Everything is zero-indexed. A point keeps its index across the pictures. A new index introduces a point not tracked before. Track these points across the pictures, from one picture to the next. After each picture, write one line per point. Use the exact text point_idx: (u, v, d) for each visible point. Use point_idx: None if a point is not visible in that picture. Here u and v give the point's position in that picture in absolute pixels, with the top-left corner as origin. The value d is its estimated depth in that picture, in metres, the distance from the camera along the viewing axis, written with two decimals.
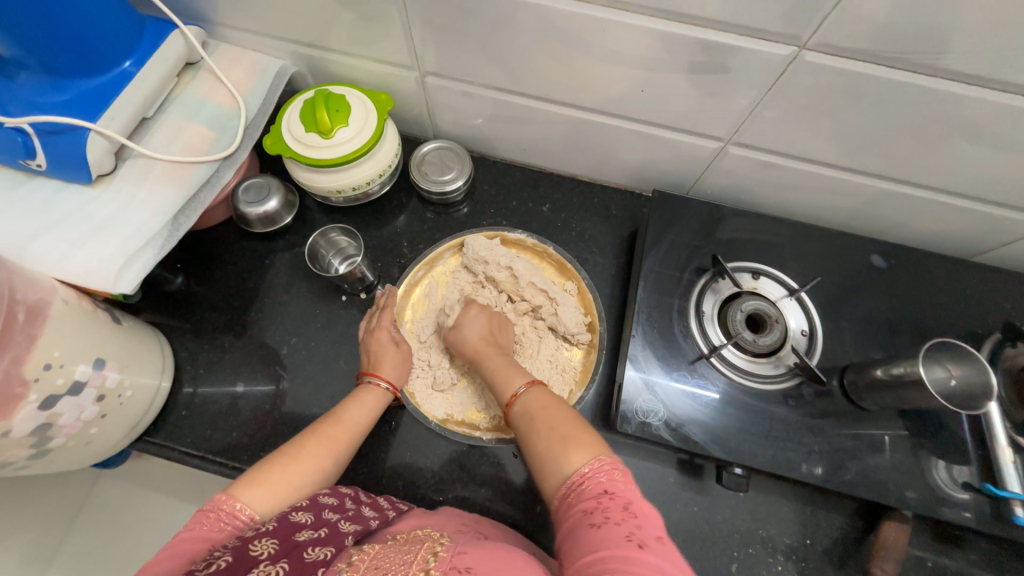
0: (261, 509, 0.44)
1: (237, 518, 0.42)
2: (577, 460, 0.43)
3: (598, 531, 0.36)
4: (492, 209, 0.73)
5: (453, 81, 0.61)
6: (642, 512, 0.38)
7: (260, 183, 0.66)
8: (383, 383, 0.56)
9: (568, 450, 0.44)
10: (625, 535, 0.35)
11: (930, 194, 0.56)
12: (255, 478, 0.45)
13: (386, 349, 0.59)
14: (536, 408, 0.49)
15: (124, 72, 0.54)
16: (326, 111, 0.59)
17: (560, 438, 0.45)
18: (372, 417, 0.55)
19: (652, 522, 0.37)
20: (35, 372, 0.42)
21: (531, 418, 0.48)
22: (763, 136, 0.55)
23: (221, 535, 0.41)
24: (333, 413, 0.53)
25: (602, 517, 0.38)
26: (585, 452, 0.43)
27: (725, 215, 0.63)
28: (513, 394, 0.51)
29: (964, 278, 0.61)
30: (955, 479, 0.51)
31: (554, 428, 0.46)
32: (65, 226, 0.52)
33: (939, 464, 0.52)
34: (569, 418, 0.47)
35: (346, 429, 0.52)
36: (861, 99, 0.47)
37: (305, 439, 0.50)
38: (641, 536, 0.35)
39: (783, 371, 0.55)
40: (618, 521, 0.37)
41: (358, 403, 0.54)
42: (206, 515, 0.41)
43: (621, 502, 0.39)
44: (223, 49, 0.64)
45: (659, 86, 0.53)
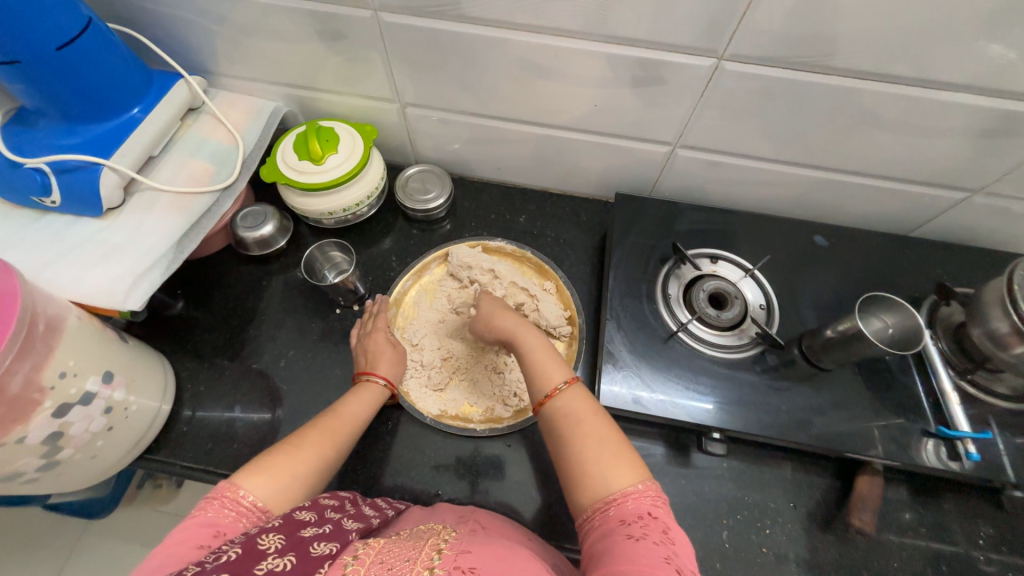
0: (265, 494, 0.46)
1: (240, 503, 0.44)
2: (622, 478, 0.45)
3: (638, 545, 0.39)
4: (473, 223, 0.79)
5: (430, 110, 0.69)
6: (678, 541, 0.40)
7: (257, 211, 0.71)
8: (379, 380, 0.60)
9: (614, 467, 0.46)
10: (663, 556, 0.38)
11: (854, 178, 0.65)
12: (258, 467, 0.47)
13: (381, 350, 0.62)
14: (577, 414, 0.50)
15: (133, 117, 0.60)
16: (318, 141, 0.66)
17: (605, 453, 0.47)
18: (371, 412, 0.58)
19: (684, 552, 0.40)
20: (51, 380, 0.45)
21: (572, 423, 0.50)
22: (704, 137, 0.63)
23: (226, 520, 0.42)
24: (333, 408, 0.56)
25: (641, 532, 0.40)
26: (630, 473, 0.46)
27: (682, 210, 0.70)
28: (553, 387, 0.52)
29: (897, 251, 0.68)
30: (941, 456, 0.55)
31: (599, 441, 0.48)
32: (76, 253, 0.56)
33: (928, 449, 0.55)
34: (613, 434, 0.49)
35: (345, 423, 0.55)
36: (778, 99, 0.56)
37: (306, 433, 0.53)
38: (676, 562, 0.38)
39: (747, 341, 0.60)
40: (658, 541, 0.40)
41: (359, 398, 0.58)
42: (210, 501, 0.43)
43: (661, 526, 0.41)
44: (222, 95, 0.71)
45: (610, 100, 0.61)
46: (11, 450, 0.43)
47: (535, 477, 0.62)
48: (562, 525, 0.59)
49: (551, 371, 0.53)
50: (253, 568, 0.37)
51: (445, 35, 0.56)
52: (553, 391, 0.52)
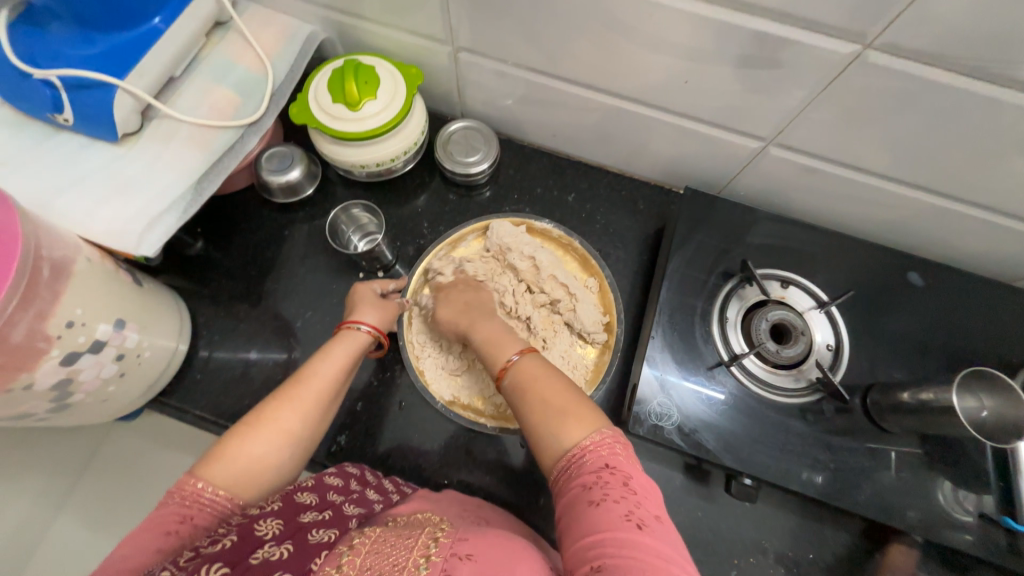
0: (226, 482, 0.43)
1: (200, 497, 0.42)
2: (575, 433, 0.40)
3: (597, 510, 0.35)
4: (515, 195, 0.71)
5: (487, 60, 0.59)
6: (641, 489, 0.37)
7: (284, 152, 0.65)
8: (361, 326, 0.55)
9: (563, 425, 0.41)
10: (625, 516, 0.35)
11: (981, 213, 0.53)
12: (214, 453, 0.44)
13: None
14: (528, 384, 0.45)
15: (153, 28, 0.52)
16: (355, 82, 0.57)
17: (552, 412, 0.42)
18: (341, 371, 0.52)
19: (649, 498, 0.37)
20: (58, 329, 0.42)
21: (523, 392, 0.44)
22: (808, 139, 0.52)
23: (191, 514, 0.41)
24: (298, 371, 0.51)
25: (602, 494, 0.36)
26: (585, 426, 0.41)
27: (758, 219, 0.61)
28: (503, 365, 0.48)
29: (1004, 304, 0.58)
30: (960, 502, 0.51)
31: (545, 400, 0.43)
32: (89, 182, 0.52)
33: (945, 486, 0.51)
34: (567, 392, 0.43)
35: (309, 385, 0.49)
36: (921, 108, 0.44)
37: (266, 404, 0.48)
38: (639, 516, 0.35)
39: (804, 385, 0.54)
40: (618, 498, 0.36)
41: (325, 358, 0.51)
42: (172, 496, 0.42)
43: (621, 477, 0.37)
44: (253, 11, 0.62)
45: (704, 77, 0.50)
46: (18, 396, 0.42)
47: (544, 481, 0.59)
48: (566, 535, 0.57)
49: (506, 347, 0.50)
50: (247, 558, 0.36)
51: None
52: (503, 366, 0.48)
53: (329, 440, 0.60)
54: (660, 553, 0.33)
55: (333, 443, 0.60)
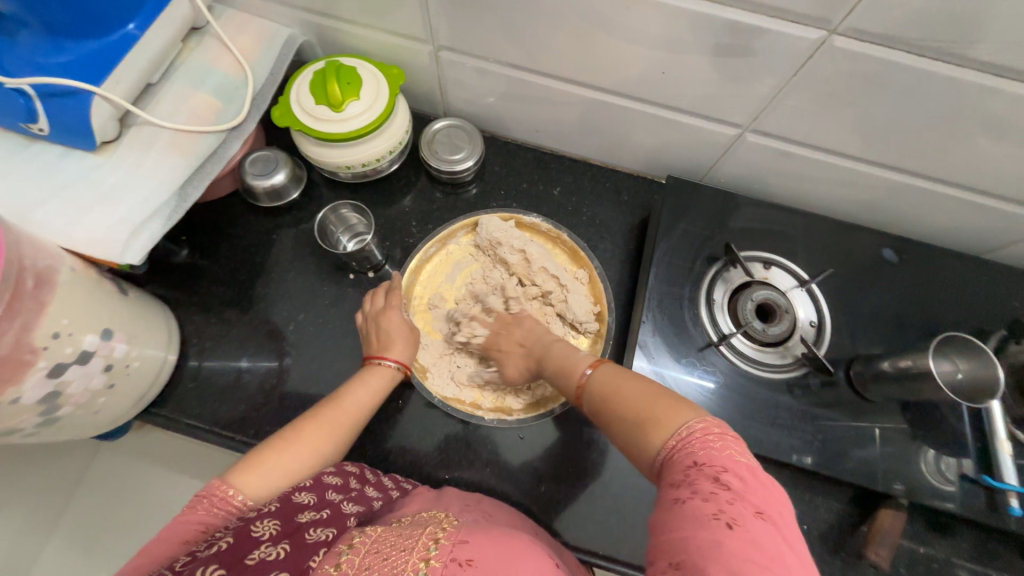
0: (258, 492, 0.44)
1: (229, 503, 0.43)
2: (662, 436, 0.38)
3: (684, 509, 0.32)
4: (502, 191, 0.72)
5: (468, 57, 0.60)
6: (739, 484, 0.33)
7: (268, 156, 0.65)
8: (390, 363, 0.56)
9: (650, 430, 0.39)
10: (715, 516, 0.31)
11: (946, 188, 0.56)
12: (250, 462, 0.46)
13: (399, 332, 0.58)
14: (613, 390, 0.45)
15: (128, 34, 0.52)
16: (338, 83, 0.57)
17: (641, 417, 0.40)
18: (375, 401, 0.54)
19: (755, 494, 0.32)
20: (44, 340, 0.41)
21: (605, 402, 0.44)
22: (782, 124, 0.54)
23: (216, 519, 0.41)
24: (336, 395, 0.53)
25: (689, 491, 0.33)
26: (667, 425, 0.38)
27: (739, 204, 0.63)
28: (579, 379, 0.48)
29: (972, 275, 0.61)
30: (944, 472, 0.53)
31: (630, 406, 0.42)
32: (69, 192, 0.51)
33: (929, 454, 0.53)
34: (647, 389, 0.42)
35: (345, 411, 0.52)
36: (885, 89, 0.46)
37: (301, 422, 0.50)
38: (733, 515, 0.31)
39: (790, 361, 0.56)
40: (708, 498, 0.32)
41: (363, 385, 0.54)
42: (201, 500, 0.42)
43: (713, 472, 0.34)
44: (230, 15, 0.62)
45: (680, 68, 0.51)
46: (5, 410, 0.41)
47: (544, 471, 0.60)
48: (568, 521, 0.58)
49: (574, 365, 0.50)
50: (243, 559, 0.36)
51: None
52: (580, 383, 0.48)
53: None
54: (753, 554, 0.30)
55: None
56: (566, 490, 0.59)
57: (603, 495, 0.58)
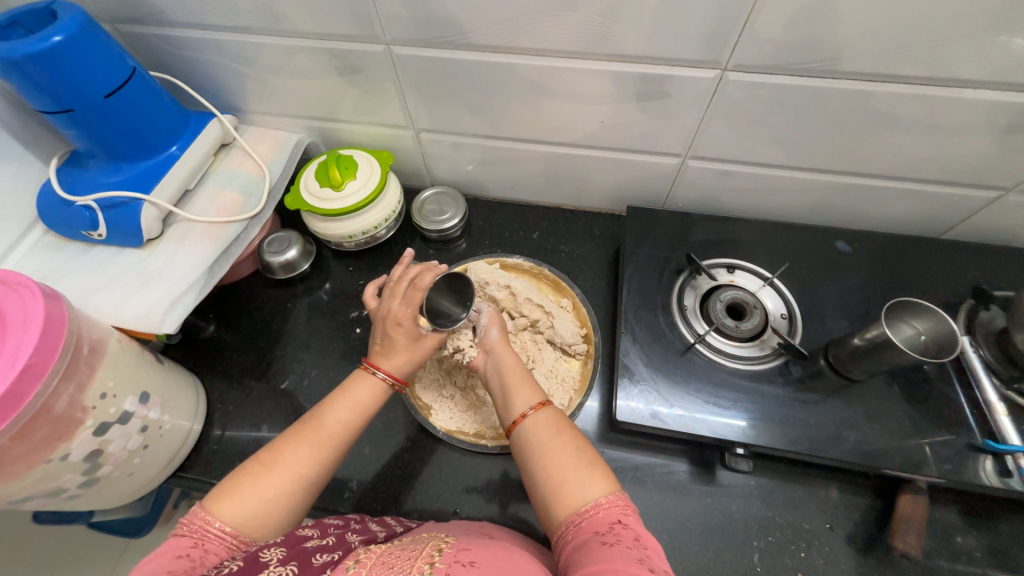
0: (235, 518, 0.46)
1: (208, 532, 0.44)
2: (594, 490, 0.44)
3: (609, 549, 0.37)
4: (487, 241, 0.81)
5: (444, 135, 0.72)
6: (652, 549, 0.39)
7: (282, 237, 0.75)
8: (379, 373, 0.56)
9: (589, 477, 0.45)
10: (635, 557, 0.36)
11: (875, 181, 0.62)
12: (228, 490, 0.47)
13: (399, 337, 0.56)
14: (549, 436, 0.49)
15: (171, 154, 0.65)
16: (338, 169, 0.69)
17: (576, 469, 0.46)
18: (359, 417, 0.54)
19: (659, 557, 0.38)
20: (93, 400, 0.48)
21: (542, 444, 0.49)
22: (714, 148, 0.63)
23: (199, 545, 0.43)
24: (315, 415, 0.53)
25: (614, 539, 0.39)
26: (603, 484, 0.45)
27: (696, 221, 0.70)
28: (519, 415, 0.52)
29: (930, 255, 0.65)
30: (995, 471, 0.51)
31: (566, 458, 0.47)
32: (119, 281, 0.60)
33: (984, 461, 0.51)
34: (578, 447, 0.48)
35: (323, 431, 0.52)
36: (787, 105, 0.55)
37: (279, 444, 0.51)
38: (651, 563, 0.36)
39: (769, 352, 0.59)
40: (630, 545, 0.38)
41: (346, 401, 0.54)
42: (185, 528, 0.44)
43: (633, 533, 0.40)
44: (251, 130, 0.76)
45: (616, 117, 0.62)
46: (55, 466, 0.46)
47: None
48: None
49: (521, 396, 0.54)
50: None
51: (453, 64, 0.59)
52: (520, 417, 0.52)
53: (343, 488, 0.62)
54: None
55: (346, 491, 0.62)
56: None
57: None
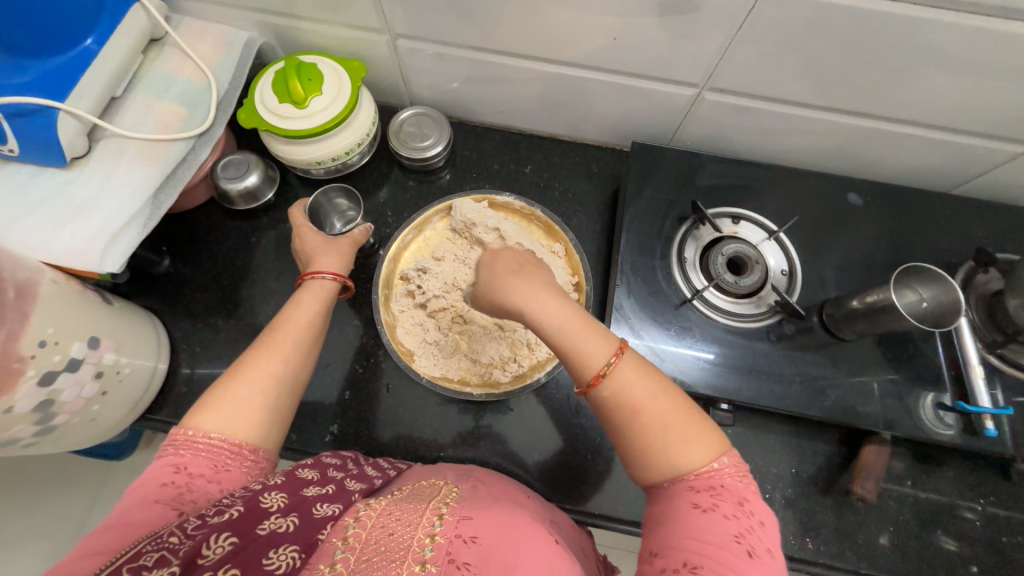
0: (214, 427, 0.43)
1: (194, 443, 0.42)
2: (694, 457, 0.38)
3: (706, 519, 0.36)
4: (473, 174, 0.73)
5: (426, 44, 0.60)
6: (755, 516, 0.37)
7: (238, 160, 0.65)
8: (323, 276, 0.55)
9: (682, 439, 0.39)
10: (733, 534, 0.35)
11: (903, 128, 0.57)
12: (205, 403, 0.44)
13: (314, 248, 0.58)
14: (633, 393, 0.40)
15: (87, 49, 0.53)
16: (299, 80, 0.58)
17: (674, 435, 0.39)
18: (318, 314, 0.52)
19: (763, 527, 0.37)
20: (31, 349, 0.43)
21: (626, 405, 0.40)
22: (736, 79, 0.55)
23: (185, 458, 0.41)
24: (274, 321, 0.50)
25: (712, 504, 0.37)
26: (702, 447, 0.39)
27: (704, 163, 0.64)
28: (598, 373, 0.40)
29: (939, 212, 0.62)
30: (940, 417, 0.54)
31: (658, 416, 0.39)
32: (44, 209, 0.52)
33: (924, 401, 0.55)
34: (675, 405, 0.40)
35: (287, 332, 0.49)
36: (830, 32, 0.47)
37: (247, 356, 0.47)
38: (749, 539, 0.35)
39: (764, 310, 0.57)
40: (729, 515, 0.36)
41: (296, 304, 0.52)
42: (169, 447, 0.42)
43: (736, 497, 0.37)
44: (187, 23, 0.63)
45: (631, 32, 0.52)
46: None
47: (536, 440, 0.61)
48: (565, 486, 0.60)
49: (590, 353, 0.41)
50: (254, 530, 0.36)
51: None
52: (601, 372, 0.40)
53: (324, 431, 0.62)
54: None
55: (327, 434, 0.62)
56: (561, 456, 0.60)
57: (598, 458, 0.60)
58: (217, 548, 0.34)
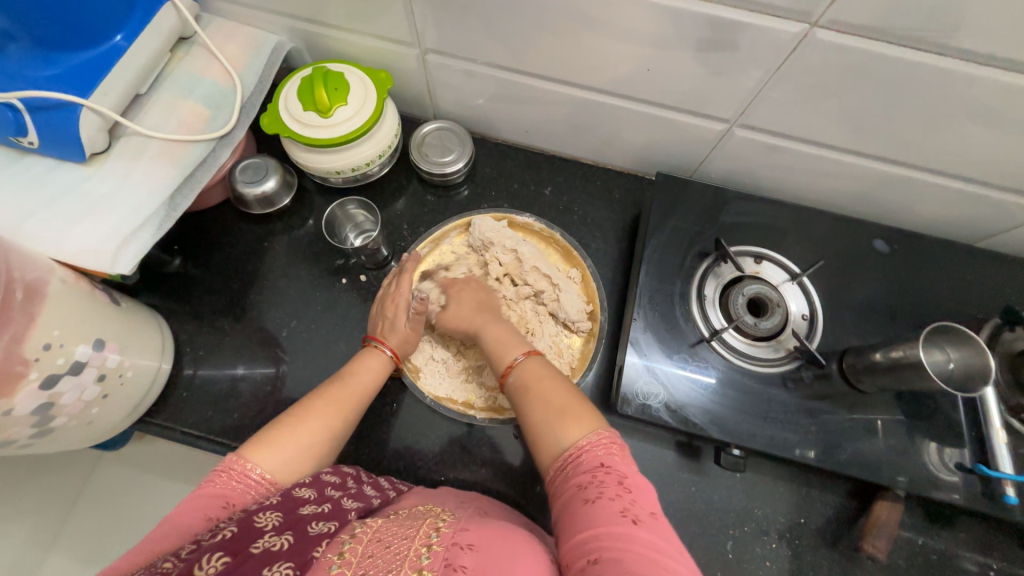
0: (273, 467, 0.44)
1: (247, 477, 0.43)
2: (572, 433, 0.42)
3: (592, 509, 0.36)
4: (492, 192, 0.72)
5: (455, 60, 0.60)
6: (635, 486, 0.37)
7: (258, 164, 0.65)
8: (388, 351, 0.57)
9: (567, 422, 0.43)
10: (618, 511, 0.35)
11: (935, 178, 0.56)
12: (265, 438, 0.46)
13: (399, 316, 0.58)
14: (533, 382, 0.48)
15: (115, 45, 0.52)
16: (325, 89, 0.58)
17: (554, 412, 0.44)
18: (379, 380, 0.56)
19: (645, 497, 0.37)
20: (35, 352, 0.42)
21: (525, 390, 0.48)
22: (769, 117, 0.54)
23: (236, 493, 0.41)
24: (341, 376, 0.54)
25: (597, 492, 0.37)
26: (584, 425, 0.43)
27: (729, 199, 0.63)
28: (508, 364, 0.51)
29: (964, 265, 0.61)
30: (945, 462, 0.53)
31: (549, 399, 0.45)
32: (60, 204, 0.51)
33: (930, 447, 0.53)
34: (561, 388, 0.47)
35: (349, 390, 0.53)
36: (872, 79, 0.46)
37: (310, 402, 0.50)
38: (634, 513, 0.35)
39: (784, 355, 0.56)
40: (613, 497, 0.36)
41: (365, 368, 0.54)
42: (219, 475, 0.42)
43: (616, 477, 0.38)
44: (217, 24, 0.62)
45: (664, 64, 0.51)
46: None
47: (540, 471, 0.60)
48: None
49: (506, 350, 0.53)
50: (248, 548, 0.34)
51: None
52: (509, 365, 0.51)
53: None
54: (655, 548, 0.33)
55: None
56: None
57: None
58: (209, 570, 0.32)
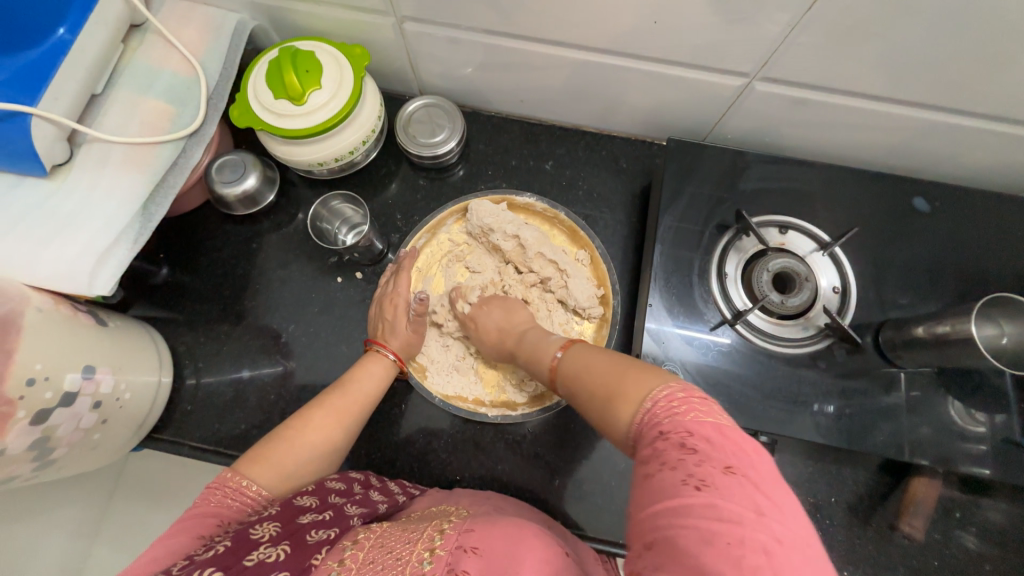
0: (270, 482, 0.43)
1: (243, 494, 0.41)
2: (628, 409, 0.35)
3: (651, 483, 0.30)
4: (489, 170, 0.67)
5: (435, 27, 0.53)
6: (704, 442, 0.29)
7: (235, 160, 0.60)
8: (390, 355, 0.54)
9: (612, 406, 0.36)
10: (681, 481, 0.28)
11: (987, 124, 0.49)
12: (263, 453, 0.44)
13: (399, 316, 0.56)
14: (582, 370, 0.43)
15: (59, 40, 0.46)
16: (295, 72, 0.52)
17: (607, 394, 0.38)
18: (382, 388, 0.53)
19: (720, 450, 0.29)
20: (18, 390, 0.40)
21: (575, 379, 0.43)
22: (794, 68, 0.48)
23: (232, 511, 0.39)
24: (341, 383, 0.51)
25: (658, 463, 0.30)
26: (636, 397, 0.35)
27: (749, 163, 0.57)
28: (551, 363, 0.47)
29: (1014, 219, 0.55)
30: (971, 414, 0.50)
31: (597, 381, 0.40)
32: (24, 225, 0.47)
33: (955, 404, 0.50)
34: (610, 364, 0.40)
35: (351, 398, 0.50)
36: (920, 14, 0.39)
37: (309, 412, 0.48)
38: (699, 479, 0.28)
39: (813, 333, 0.52)
40: (674, 464, 0.29)
41: (366, 375, 0.52)
42: (213, 491, 0.40)
43: (677, 437, 0.30)
44: (170, 7, 0.56)
45: (673, 14, 0.44)
46: None
47: (557, 464, 0.58)
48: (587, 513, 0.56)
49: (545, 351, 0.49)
50: (241, 561, 0.33)
51: None
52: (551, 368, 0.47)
53: None
54: (721, 516, 0.26)
55: None
56: (582, 480, 0.57)
57: (622, 483, 0.57)
58: None
